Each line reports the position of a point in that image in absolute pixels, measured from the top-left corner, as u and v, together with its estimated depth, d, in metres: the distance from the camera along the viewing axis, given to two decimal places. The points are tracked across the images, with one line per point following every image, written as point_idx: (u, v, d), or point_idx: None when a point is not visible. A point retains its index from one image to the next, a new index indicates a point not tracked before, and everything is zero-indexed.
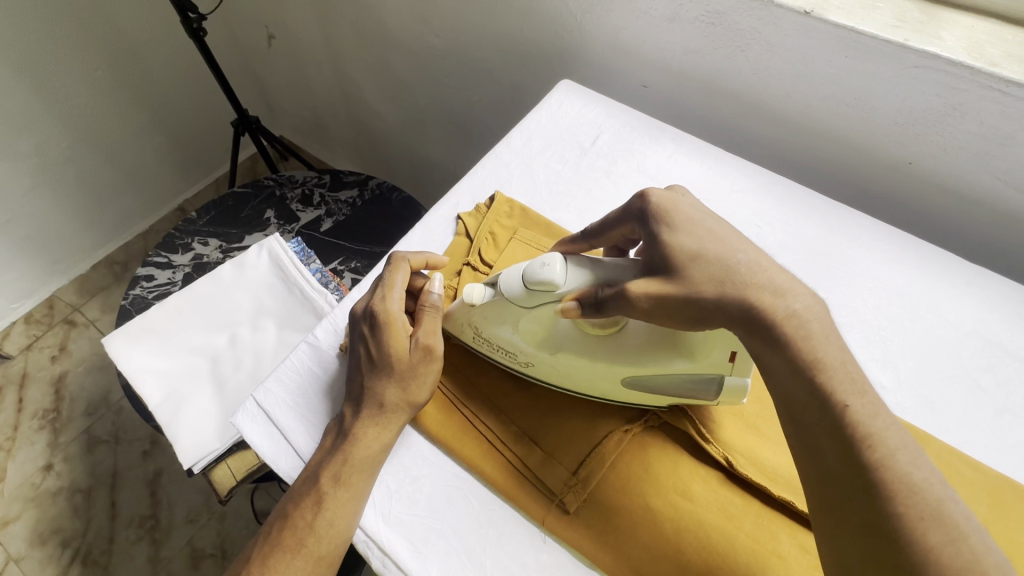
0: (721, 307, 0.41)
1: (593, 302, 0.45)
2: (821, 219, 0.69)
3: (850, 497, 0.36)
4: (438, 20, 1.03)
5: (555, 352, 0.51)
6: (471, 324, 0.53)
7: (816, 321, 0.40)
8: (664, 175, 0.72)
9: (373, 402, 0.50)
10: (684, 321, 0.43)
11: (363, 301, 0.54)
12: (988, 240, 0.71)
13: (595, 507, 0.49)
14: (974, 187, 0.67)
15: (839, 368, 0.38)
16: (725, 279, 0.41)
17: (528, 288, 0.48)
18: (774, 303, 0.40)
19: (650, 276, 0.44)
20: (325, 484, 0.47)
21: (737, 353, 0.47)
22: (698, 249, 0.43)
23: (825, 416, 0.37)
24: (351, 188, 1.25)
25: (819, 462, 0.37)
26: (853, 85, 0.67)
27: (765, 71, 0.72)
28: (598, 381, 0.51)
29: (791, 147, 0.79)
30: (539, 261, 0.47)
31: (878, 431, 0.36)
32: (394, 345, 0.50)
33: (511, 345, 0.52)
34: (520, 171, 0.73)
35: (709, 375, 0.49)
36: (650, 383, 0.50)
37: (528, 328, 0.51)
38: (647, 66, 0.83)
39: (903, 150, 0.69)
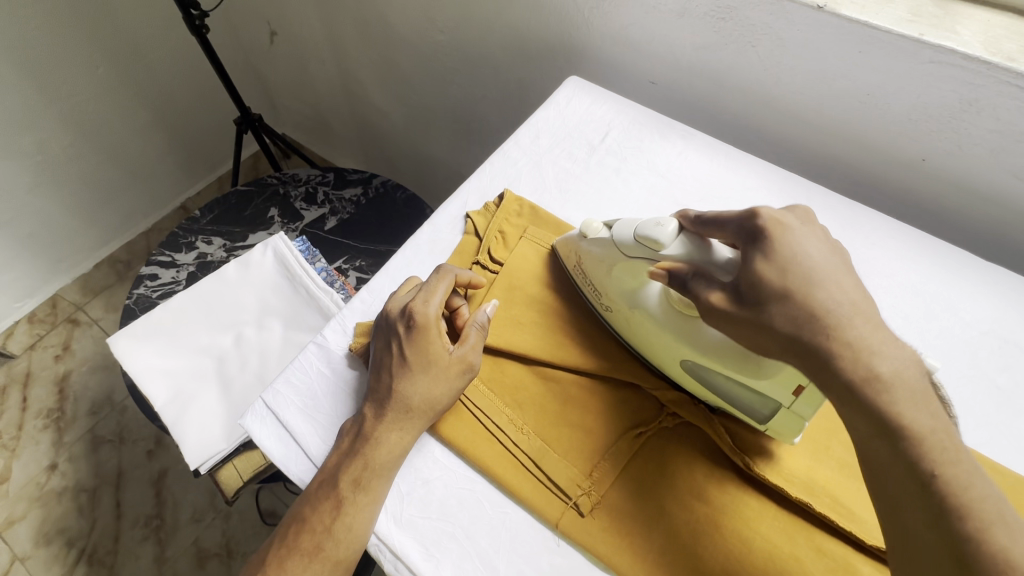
0: (792, 346, 0.41)
1: (680, 278, 0.47)
2: (834, 216, 0.68)
3: (940, 566, 0.35)
4: (442, 16, 1.03)
5: (635, 306, 0.53)
6: (578, 256, 0.58)
7: (903, 385, 0.38)
8: (674, 173, 0.72)
9: (398, 401, 0.49)
10: (748, 344, 0.44)
11: (397, 302, 0.54)
12: (1002, 238, 0.70)
13: (610, 510, 0.48)
14: (990, 184, 0.66)
15: (929, 438, 0.37)
16: (802, 320, 0.41)
17: (637, 241, 0.51)
18: (855, 360, 0.39)
19: (729, 294, 0.44)
20: (345, 489, 0.47)
21: (805, 389, 0.45)
22: (788, 286, 0.42)
23: (916, 486, 0.37)
24: (355, 186, 1.24)
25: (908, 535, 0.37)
26: (867, 81, 0.66)
27: (776, 66, 0.71)
28: (661, 354, 0.53)
29: (803, 144, 0.78)
30: (655, 220, 0.50)
31: (975, 504, 0.35)
32: (432, 348, 0.50)
33: (600, 282, 0.56)
34: (529, 169, 0.72)
35: (767, 395, 0.48)
36: (705, 375, 0.50)
37: (621, 276, 0.54)
38: (655, 63, 0.82)
39: (916, 146, 0.68)
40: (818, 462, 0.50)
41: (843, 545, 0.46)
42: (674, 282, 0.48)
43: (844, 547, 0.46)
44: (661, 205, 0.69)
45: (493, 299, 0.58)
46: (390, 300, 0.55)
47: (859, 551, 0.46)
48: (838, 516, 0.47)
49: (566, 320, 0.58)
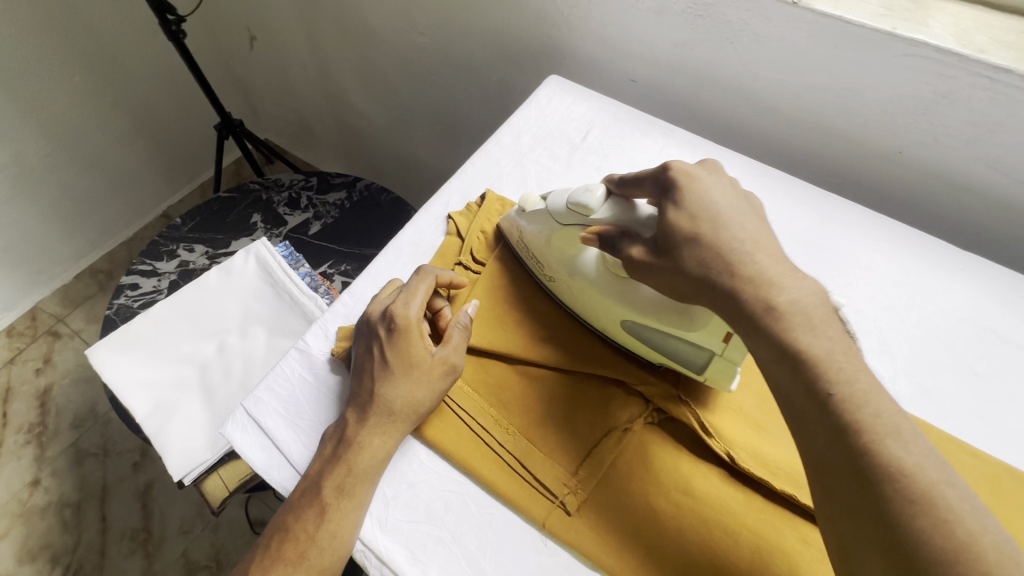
0: (701, 285, 0.45)
1: (608, 240, 0.51)
2: (814, 210, 0.69)
3: (840, 480, 0.37)
4: (422, 18, 1.02)
5: (575, 273, 0.55)
6: (518, 230, 0.60)
7: (801, 315, 0.41)
8: (656, 170, 0.72)
9: (381, 404, 0.49)
10: (667, 290, 0.48)
11: (378, 305, 0.54)
12: (979, 227, 0.71)
13: (597, 508, 0.48)
14: (964, 174, 0.67)
15: (826, 359, 0.39)
16: (707, 261, 0.44)
17: (569, 209, 0.54)
18: (755, 292, 0.42)
19: (649, 245, 0.48)
20: (329, 496, 0.46)
21: (733, 334, 0.48)
22: (696, 230, 0.45)
23: (818, 405, 0.38)
24: (339, 190, 1.23)
25: (812, 455, 0.38)
26: (843, 76, 0.67)
27: (754, 62, 0.72)
28: (599, 315, 0.55)
29: (782, 139, 0.78)
30: (585, 187, 0.53)
31: (869, 419, 0.37)
32: (415, 350, 0.50)
33: (537, 252, 0.58)
34: (511, 168, 0.72)
35: (700, 347, 0.50)
36: (644, 333, 0.52)
37: (560, 244, 0.56)
38: (636, 61, 0.82)
39: (893, 139, 0.69)
40: None
41: None
42: (603, 245, 0.51)
43: None
44: None
45: (473, 299, 0.58)
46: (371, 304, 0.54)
47: None
48: None
49: (549, 318, 0.58)
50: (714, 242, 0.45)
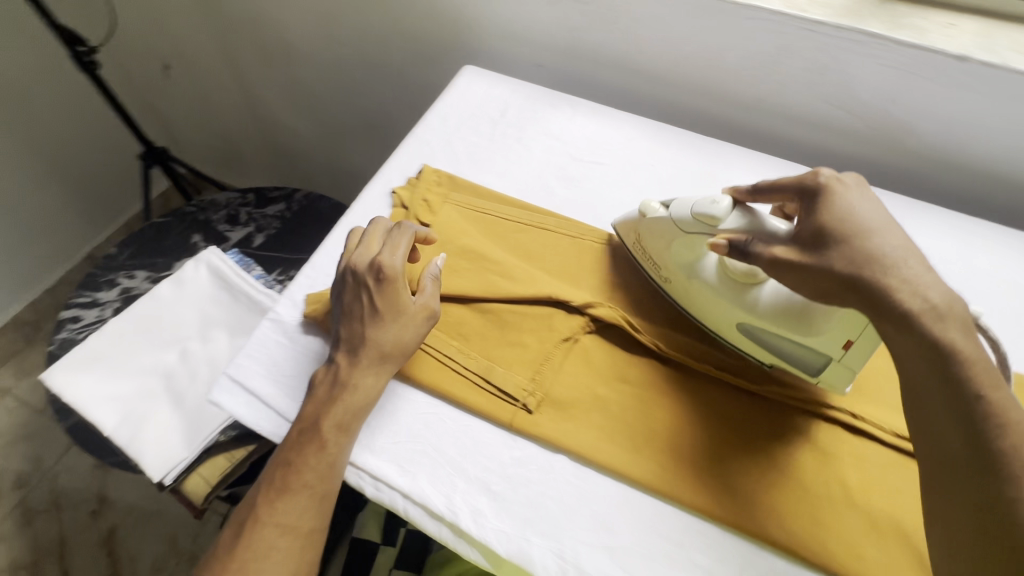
0: (852, 285, 0.47)
1: (740, 247, 0.52)
2: (704, 152, 0.80)
3: (964, 473, 0.42)
4: (340, 30, 1.09)
5: (692, 278, 0.59)
6: (637, 233, 0.64)
7: (953, 316, 0.45)
8: (568, 135, 0.82)
9: (371, 345, 0.55)
10: (810, 290, 0.49)
11: (353, 255, 0.59)
12: (831, 153, 0.86)
13: (554, 404, 0.57)
14: (811, 112, 0.83)
15: (977, 364, 0.44)
16: (862, 261, 0.47)
17: (696, 219, 0.57)
18: (913, 294, 0.45)
19: (794, 245, 0.50)
20: (330, 435, 0.52)
21: (854, 341, 0.51)
22: (850, 233, 0.48)
23: (956, 405, 0.43)
24: (278, 203, 1.27)
25: (940, 443, 0.44)
26: (705, 42, 0.81)
27: (636, 38, 0.85)
28: (717, 318, 0.59)
29: (670, 102, 0.91)
30: (711, 198, 0.56)
31: (1007, 424, 0.42)
32: (398, 297, 0.56)
33: (658, 256, 0.62)
34: (442, 147, 0.80)
35: (818, 352, 0.54)
36: (762, 337, 0.56)
37: (680, 252, 0.60)
38: (538, 48, 0.94)
39: (754, 89, 0.84)
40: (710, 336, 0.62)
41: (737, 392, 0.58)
42: (734, 250, 0.53)
43: (738, 394, 0.58)
44: (561, 162, 0.79)
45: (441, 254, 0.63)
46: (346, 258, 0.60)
47: (748, 394, 0.58)
48: (729, 371, 0.59)
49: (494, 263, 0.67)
50: (865, 244, 0.47)
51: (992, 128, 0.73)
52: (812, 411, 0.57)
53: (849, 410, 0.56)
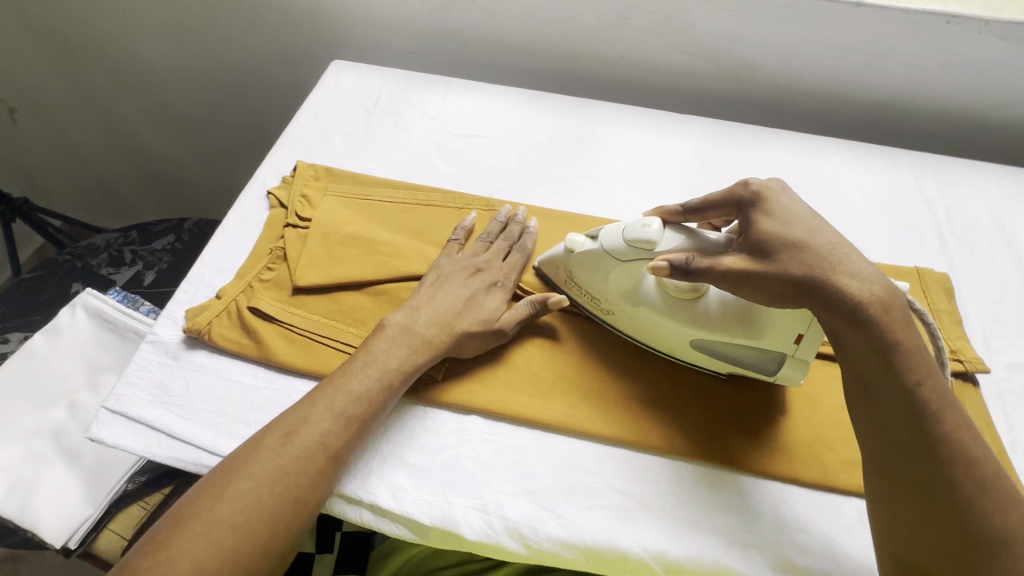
0: (805, 288, 0.45)
1: (684, 265, 0.49)
2: (575, 112, 0.83)
3: (912, 458, 0.42)
4: (199, 43, 1.05)
5: (636, 304, 0.56)
6: (568, 268, 0.59)
7: (898, 308, 0.44)
8: (443, 114, 0.83)
9: (446, 322, 0.56)
10: (765, 297, 0.47)
11: (506, 241, 0.64)
12: (692, 98, 0.92)
13: (459, 368, 0.58)
14: (667, 61, 0.87)
15: (916, 354, 0.43)
16: (812, 264, 0.45)
17: (630, 245, 0.53)
18: (863, 290, 0.44)
19: (742, 254, 0.48)
20: (272, 439, 0.48)
21: (804, 335, 0.51)
22: (791, 236, 0.46)
23: (899, 394, 0.43)
24: (165, 235, 1.19)
25: (888, 434, 0.43)
26: (558, 8, 0.84)
27: (494, 12, 0.87)
28: (667, 339, 0.56)
29: (539, 71, 0.94)
30: (640, 222, 0.53)
31: (948, 411, 0.42)
32: (497, 301, 0.59)
33: (595, 290, 0.58)
34: (317, 142, 0.79)
35: (773, 351, 0.53)
36: (714, 348, 0.55)
37: (619, 278, 0.56)
38: (404, 35, 0.94)
39: (613, 47, 0.87)
40: None
41: None
42: (679, 271, 0.49)
43: None
44: (440, 140, 0.80)
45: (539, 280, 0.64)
46: (485, 236, 0.64)
47: None
48: None
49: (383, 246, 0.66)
50: (808, 245, 0.46)
51: (819, 51, 0.81)
52: None
53: None
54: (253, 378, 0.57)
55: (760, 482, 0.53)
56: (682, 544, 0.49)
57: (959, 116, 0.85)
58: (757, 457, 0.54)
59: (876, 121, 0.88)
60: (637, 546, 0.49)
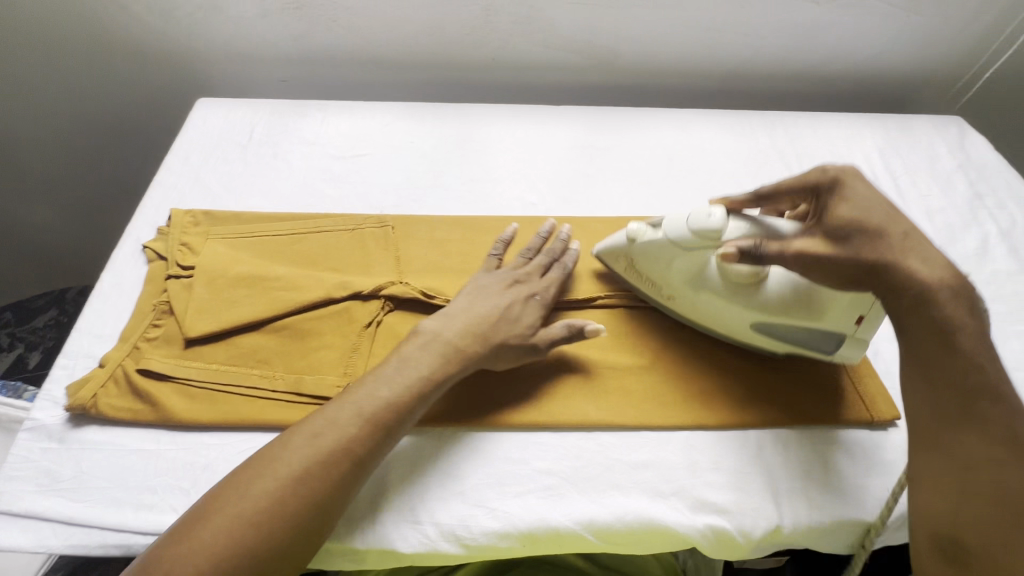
0: (872, 269, 0.48)
1: (752, 252, 0.52)
2: (455, 119, 0.85)
3: (963, 435, 0.43)
4: (47, 97, 0.97)
5: (699, 290, 0.58)
6: (628, 256, 0.62)
7: (964, 292, 0.46)
8: (323, 139, 0.82)
9: (480, 333, 0.57)
10: (832, 279, 0.50)
11: (546, 256, 0.65)
12: (566, 90, 0.97)
13: None
14: (535, 58, 0.91)
15: (977, 338, 0.45)
16: (882, 249, 0.48)
17: (694, 234, 0.55)
18: (931, 272, 0.46)
19: (814, 239, 0.51)
20: (258, 465, 0.46)
21: (865, 317, 0.54)
22: (866, 221, 0.49)
23: (955, 369, 0.44)
24: (46, 310, 1.09)
25: (947, 404, 0.45)
26: (421, 20, 0.86)
27: (359, 31, 0.87)
28: (728, 320, 0.59)
29: (416, 83, 0.95)
30: (705, 211, 0.55)
31: (1006, 398, 0.44)
32: (532, 315, 0.60)
33: (657, 276, 0.61)
34: (192, 185, 0.75)
35: (833, 332, 0.55)
36: (774, 329, 0.57)
37: (681, 267, 0.58)
38: (272, 63, 0.92)
39: (482, 51, 0.90)
40: None
41: None
42: (747, 255, 0.52)
43: None
44: (323, 165, 0.79)
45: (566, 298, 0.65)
46: (526, 252, 0.66)
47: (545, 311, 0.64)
48: None
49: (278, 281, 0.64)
50: (881, 230, 0.48)
51: (668, 32, 0.88)
52: (596, 303, 0.65)
53: (625, 293, 0.66)
54: (154, 444, 0.54)
55: (672, 434, 0.57)
56: (608, 508, 0.52)
57: (797, 76, 0.95)
58: (665, 413, 0.58)
59: (731, 89, 0.97)
60: (567, 520, 0.51)
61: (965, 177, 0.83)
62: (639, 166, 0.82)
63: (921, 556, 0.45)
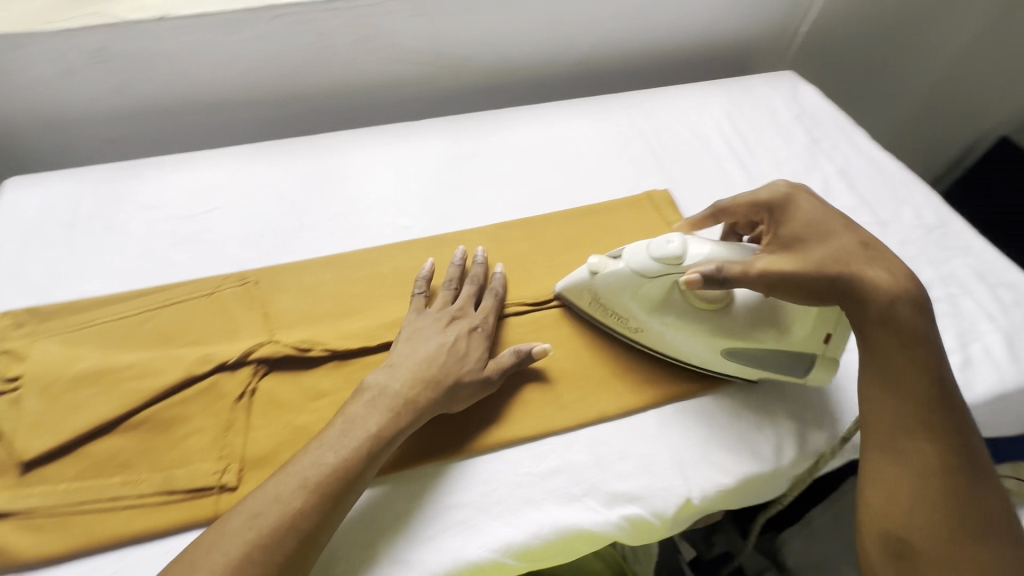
0: (839, 281, 0.50)
1: (716, 277, 0.52)
2: (311, 151, 0.80)
3: (924, 442, 0.48)
4: None
5: (665, 317, 0.58)
6: (591, 290, 0.61)
7: (923, 313, 0.50)
8: (164, 198, 0.74)
9: (427, 378, 0.54)
10: (803, 296, 0.51)
11: (472, 284, 0.64)
12: (426, 102, 0.94)
13: (255, 464, 0.53)
14: (385, 75, 0.88)
15: (937, 360, 0.50)
16: (841, 258, 0.51)
17: (657, 262, 0.55)
18: (891, 280, 0.50)
19: (777, 255, 0.53)
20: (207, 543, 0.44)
21: (832, 335, 0.56)
22: (819, 235, 0.54)
23: (920, 385, 0.49)
24: None
25: (914, 415, 0.48)
26: (253, 53, 0.80)
27: (185, 75, 0.80)
28: (699, 348, 0.58)
29: (266, 120, 0.89)
30: (663, 239, 0.55)
31: (958, 413, 0.49)
32: (479, 346, 0.58)
33: (625, 309, 0.59)
34: (11, 281, 0.66)
35: (805, 352, 0.57)
36: (743, 351, 0.57)
37: (646, 293, 0.58)
38: (94, 124, 0.82)
39: (327, 76, 0.86)
40: (381, 310, 0.64)
41: None
42: (711, 278, 0.52)
43: None
44: (169, 228, 0.71)
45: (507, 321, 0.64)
46: (448, 284, 0.63)
47: None
48: None
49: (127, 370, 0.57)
50: (832, 241, 0.53)
51: (512, 29, 0.88)
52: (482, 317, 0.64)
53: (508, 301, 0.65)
54: None
55: (575, 434, 0.57)
56: (522, 528, 0.51)
57: (644, 54, 0.99)
58: (564, 414, 0.57)
59: (586, 76, 0.99)
60: (482, 551, 0.50)
61: (801, 126, 0.90)
62: (508, 168, 0.81)
63: (869, 549, 0.48)
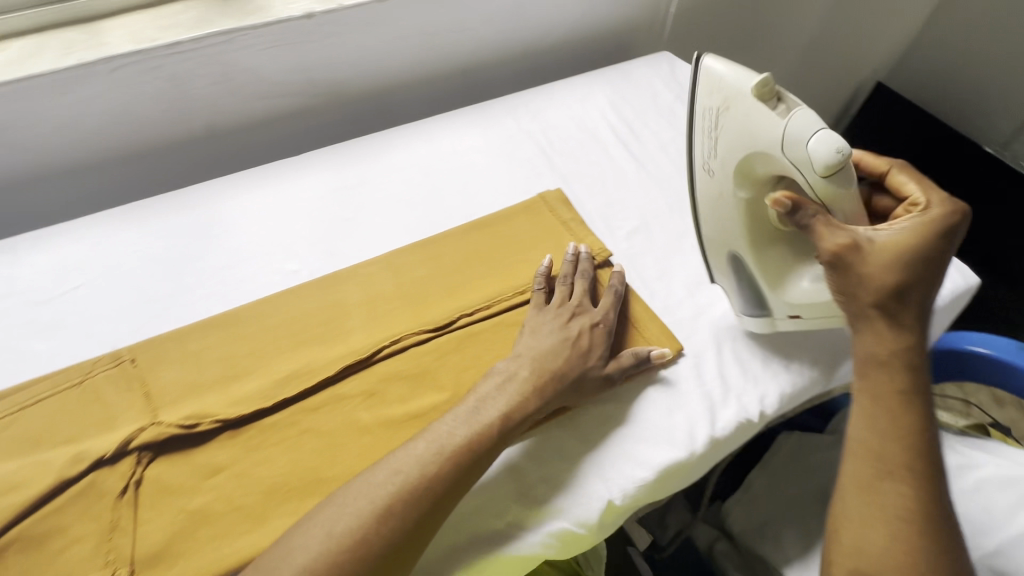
0: (877, 308, 0.49)
1: (799, 211, 0.51)
2: (182, 206, 0.75)
3: (900, 485, 0.46)
4: None
5: (740, 192, 0.58)
6: (725, 101, 0.56)
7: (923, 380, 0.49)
8: (18, 284, 0.67)
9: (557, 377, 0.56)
10: (835, 286, 0.51)
11: (584, 279, 0.65)
12: (306, 133, 0.90)
13: (147, 563, 0.49)
14: (254, 112, 0.84)
15: (929, 424, 0.48)
16: (904, 297, 0.49)
17: (812, 160, 0.50)
18: (918, 346, 0.49)
19: (862, 245, 0.50)
20: None
21: (800, 318, 0.60)
22: (915, 266, 0.49)
23: (902, 429, 0.47)
24: None
25: (898, 458, 0.47)
26: (99, 110, 0.74)
27: (24, 144, 0.73)
28: (722, 233, 0.62)
29: (133, 177, 0.83)
30: (836, 147, 0.50)
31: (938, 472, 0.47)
32: (601, 343, 0.60)
33: (721, 149, 0.57)
34: None
35: (766, 305, 0.62)
36: (740, 265, 0.62)
37: (756, 169, 0.56)
38: None
39: (191, 122, 0.81)
40: (275, 366, 0.61)
41: (322, 392, 0.59)
42: (797, 210, 0.51)
43: (323, 393, 0.59)
44: (26, 316, 0.65)
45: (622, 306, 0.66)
46: (567, 278, 0.65)
47: (333, 386, 0.59)
48: (305, 381, 0.59)
49: None
50: (912, 278, 0.49)
51: (381, 47, 0.85)
52: (382, 353, 0.62)
53: (409, 331, 0.63)
54: None
55: None
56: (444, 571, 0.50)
57: (523, 54, 0.98)
58: None
59: (469, 83, 0.98)
60: None
61: (683, 105, 0.92)
62: (397, 190, 0.79)
63: None
